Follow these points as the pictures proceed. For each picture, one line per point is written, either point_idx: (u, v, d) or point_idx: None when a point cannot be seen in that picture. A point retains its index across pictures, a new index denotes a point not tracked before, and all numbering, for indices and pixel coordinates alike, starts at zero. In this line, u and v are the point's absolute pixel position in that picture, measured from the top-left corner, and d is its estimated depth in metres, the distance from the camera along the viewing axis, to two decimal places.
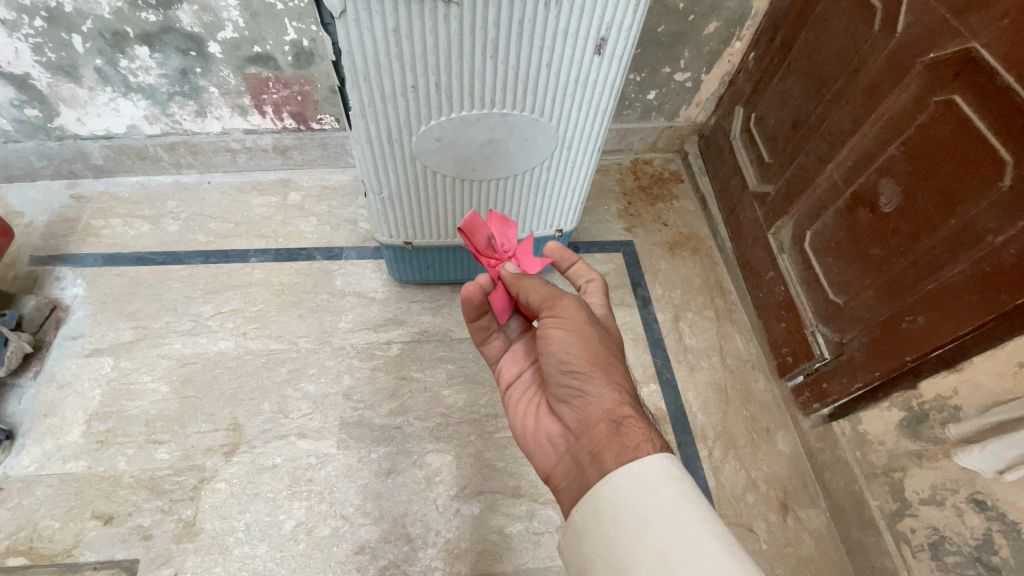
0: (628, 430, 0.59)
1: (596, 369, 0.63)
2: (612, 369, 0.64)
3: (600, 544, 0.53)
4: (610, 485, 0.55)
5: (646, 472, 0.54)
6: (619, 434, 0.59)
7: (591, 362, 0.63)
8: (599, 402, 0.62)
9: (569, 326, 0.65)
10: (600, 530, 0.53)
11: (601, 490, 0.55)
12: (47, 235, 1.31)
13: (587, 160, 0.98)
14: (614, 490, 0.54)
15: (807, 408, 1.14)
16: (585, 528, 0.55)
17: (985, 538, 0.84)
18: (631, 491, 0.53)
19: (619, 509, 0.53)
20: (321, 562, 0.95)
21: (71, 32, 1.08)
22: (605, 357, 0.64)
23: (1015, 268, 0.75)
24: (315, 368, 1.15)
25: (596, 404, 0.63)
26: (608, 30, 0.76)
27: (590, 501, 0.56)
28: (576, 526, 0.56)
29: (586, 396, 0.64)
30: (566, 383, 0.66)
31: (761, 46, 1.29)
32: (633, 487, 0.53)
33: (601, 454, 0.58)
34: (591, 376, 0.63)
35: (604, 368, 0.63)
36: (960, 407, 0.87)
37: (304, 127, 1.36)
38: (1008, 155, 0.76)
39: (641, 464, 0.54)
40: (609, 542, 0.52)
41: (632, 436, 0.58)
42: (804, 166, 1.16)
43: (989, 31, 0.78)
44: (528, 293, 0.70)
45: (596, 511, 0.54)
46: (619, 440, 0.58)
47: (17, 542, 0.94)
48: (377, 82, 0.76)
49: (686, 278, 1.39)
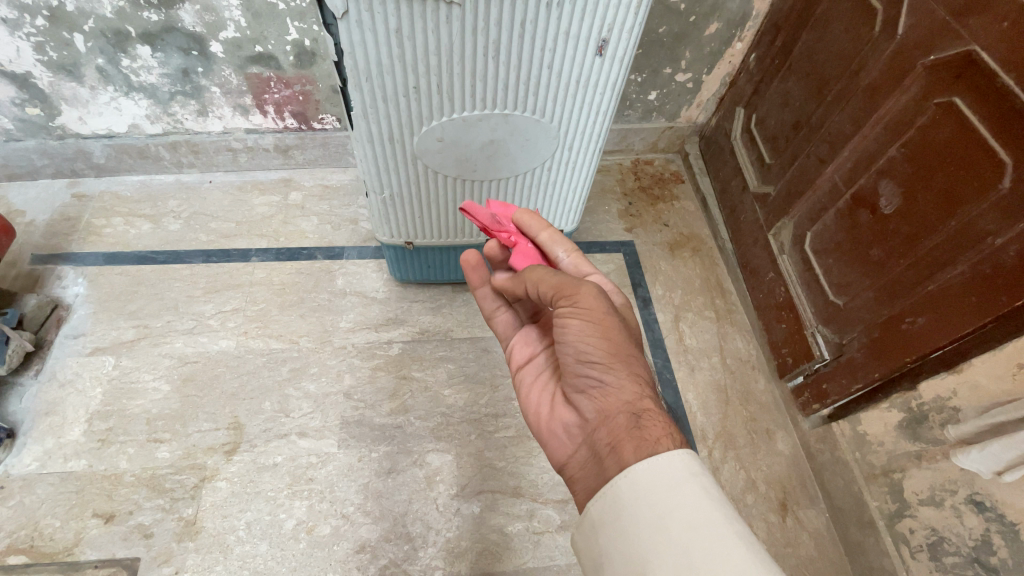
0: (648, 423, 0.60)
1: (616, 361, 0.63)
2: (631, 360, 0.64)
3: (618, 538, 0.53)
4: (630, 478, 0.54)
5: (668, 467, 0.54)
6: (640, 428, 0.59)
7: (610, 353, 0.63)
8: (619, 394, 0.63)
9: (588, 316, 0.64)
10: (619, 525, 0.53)
11: (620, 483, 0.55)
12: (49, 234, 1.31)
13: (589, 161, 0.98)
14: (635, 483, 0.54)
15: (806, 408, 1.14)
16: (602, 521, 0.55)
17: (983, 538, 0.84)
18: (652, 486, 0.53)
19: (639, 503, 0.53)
20: (322, 561, 0.95)
21: (73, 31, 1.08)
22: (626, 348, 0.64)
23: (1015, 270, 0.75)
24: (315, 368, 1.15)
25: (615, 394, 0.63)
26: (609, 31, 0.76)
27: (608, 494, 0.55)
28: (592, 521, 0.56)
29: (606, 387, 0.64)
30: (584, 373, 0.66)
31: (761, 47, 1.29)
32: (654, 482, 0.53)
33: (621, 447, 0.59)
34: (611, 367, 0.63)
35: (623, 360, 0.64)
36: (959, 408, 0.87)
37: (305, 127, 1.36)
38: (1008, 157, 0.76)
39: (663, 459, 0.54)
40: (628, 538, 0.52)
41: (654, 430, 0.59)
42: (804, 167, 1.16)
43: (989, 33, 0.78)
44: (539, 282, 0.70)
45: (614, 506, 0.54)
46: (639, 433, 0.59)
47: (18, 540, 0.94)
48: (379, 83, 0.77)
49: (686, 279, 1.39)
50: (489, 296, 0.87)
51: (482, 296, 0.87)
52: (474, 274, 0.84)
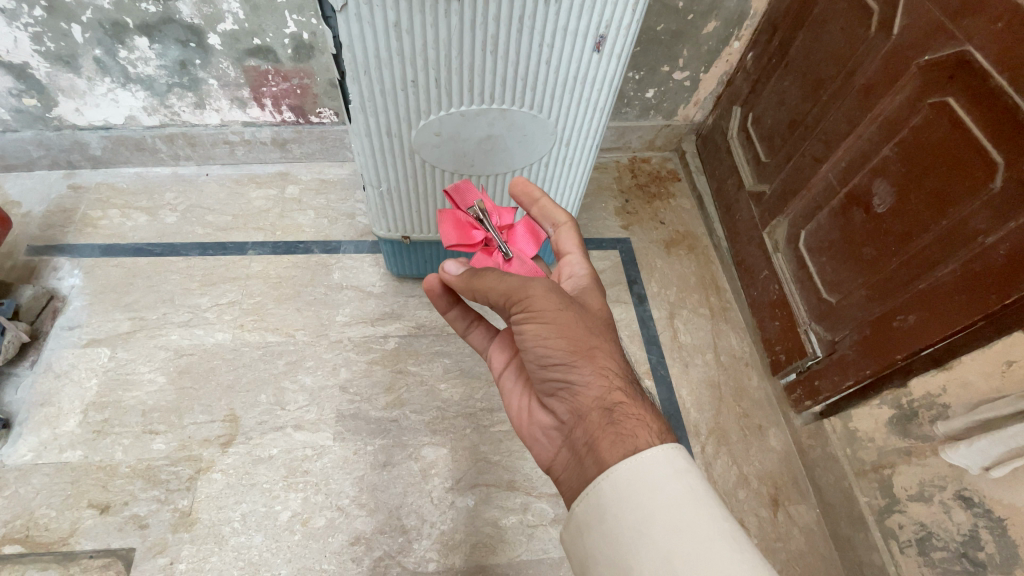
0: (622, 418, 0.60)
1: (580, 357, 0.62)
2: (595, 354, 0.63)
3: (603, 539, 0.53)
4: (613, 479, 0.55)
5: (651, 466, 0.54)
6: (615, 423, 0.60)
7: (572, 352, 0.62)
8: (588, 391, 0.62)
9: (542, 318, 0.63)
10: (603, 526, 0.54)
11: (603, 484, 0.55)
12: (45, 225, 1.31)
13: (586, 157, 0.98)
14: (617, 483, 0.55)
15: (798, 405, 1.16)
16: (587, 523, 0.55)
17: (971, 534, 0.85)
18: (634, 486, 0.54)
19: (622, 504, 0.53)
20: (317, 552, 0.96)
21: (70, 21, 1.08)
22: (589, 342, 0.63)
23: (1005, 269, 0.76)
24: (312, 361, 1.16)
25: (586, 392, 0.63)
26: (607, 28, 0.76)
27: (592, 495, 0.56)
28: (578, 521, 0.57)
29: (574, 386, 0.63)
30: (552, 374, 0.65)
31: (759, 45, 1.29)
32: (637, 482, 0.54)
33: (598, 444, 0.59)
34: (576, 365, 0.62)
35: (588, 355, 0.62)
36: (948, 404, 0.88)
37: (303, 120, 1.36)
38: (1000, 157, 0.77)
39: (646, 458, 0.55)
40: (613, 539, 0.52)
41: (629, 423, 0.60)
42: (800, 166, 1.17)
43: (982, 34, 0.79)
44: (488, 292, 0.66)
45: (599, 507, 0.55)
46: (614, 429, 0.59)
47: (14, 530, 0.94)
48: (377, 76, 0.77)
49: (681, 276, 1.40)
50: (456, 317, 0.85)
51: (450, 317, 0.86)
52: (440, 300, 0.83)
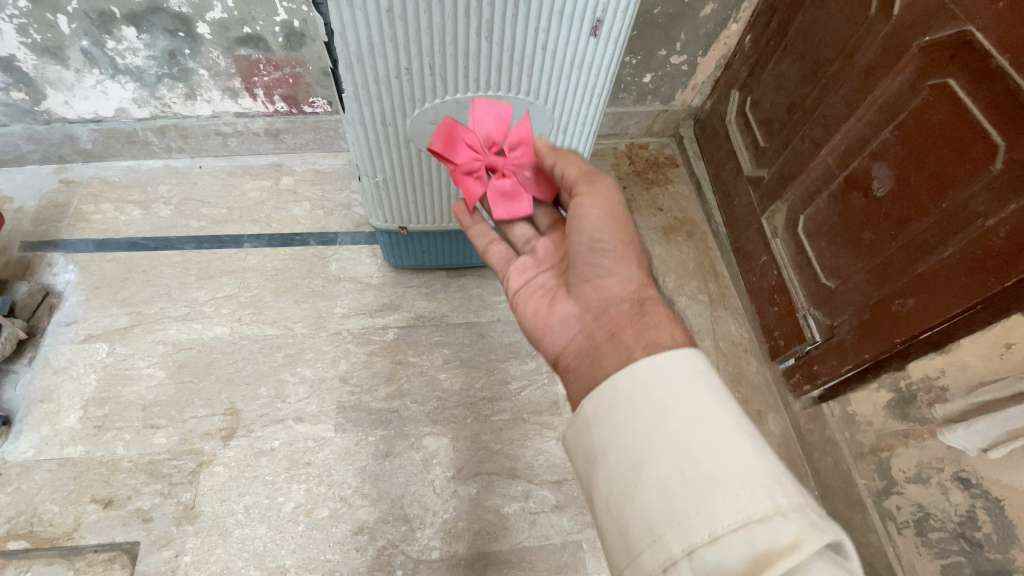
0: (650, 311, 0.62)
1: (624, 250, 0.66)
2: (636, 254, 0.67)
3: (614, 434, 0.50)
4: (631, 374, 0.52)
5: (671, 362, 0.52)
6: (642, 313, 0.62)
7: (619, 243, 0.66)
8: (623, 284, 0.65)
9: (602, 208, 0.66)
10: (614, 420, 0.51)
11: (619, 379, 0.53)
12: (38, 220, 1.30)
13: (583, 144, 0.97)
14: (633, 378, 0.52)
15: (797, 389, 1.16)
16: (598, 418, 0.52)
17: (969, 514, 0.85)
18: (652, 382, 0.51)
19: (638, 398, 0.50)
20: (321, 542, 0.97)
21: (56, 12, 1.05)
22: (633, 240, 0.67)
23: (1006, 251, 0.76)
24: (311, 353, 1.15)
25: (621, 283, 0.65)
26: (603, 11, 0.75)
27: (606, 390, 0.53)
28: (586, 417, 0.53)
29: (610, 276, 0.66)
30: (590, 261, 0.67)
31: (757, 28, 1.28)
32: (655, 378, 0.51)
33: (621, 332, 0.60)
34: (617, 253, 0.66)
35: (628, 251, 0.66)
36: (947, 387, 0.88)
37: (296, 110, 1.35)
38: (1001, 139, 0.76)
39: (667, 355, 0.53)
40: (625, 433, 0.49)
41: (655, 315, 0.61)
42: (798, 150, 1.16)
43: (984, 14, 0.78)
44: (564, 167, 0.69)
45: (613, 401, 0.52)
46: (641, 319, 0.61)
47: (17, 526, 0.94)
48: (371, 64, 0.75)
49: (680, 262, 1.39)
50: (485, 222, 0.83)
51: (474, 230, 0.85)
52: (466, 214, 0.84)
